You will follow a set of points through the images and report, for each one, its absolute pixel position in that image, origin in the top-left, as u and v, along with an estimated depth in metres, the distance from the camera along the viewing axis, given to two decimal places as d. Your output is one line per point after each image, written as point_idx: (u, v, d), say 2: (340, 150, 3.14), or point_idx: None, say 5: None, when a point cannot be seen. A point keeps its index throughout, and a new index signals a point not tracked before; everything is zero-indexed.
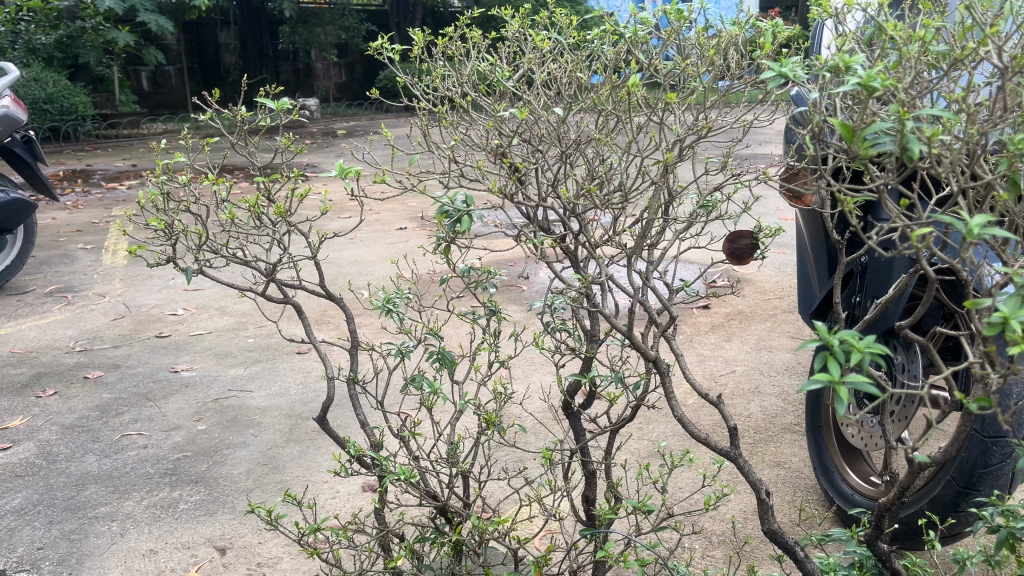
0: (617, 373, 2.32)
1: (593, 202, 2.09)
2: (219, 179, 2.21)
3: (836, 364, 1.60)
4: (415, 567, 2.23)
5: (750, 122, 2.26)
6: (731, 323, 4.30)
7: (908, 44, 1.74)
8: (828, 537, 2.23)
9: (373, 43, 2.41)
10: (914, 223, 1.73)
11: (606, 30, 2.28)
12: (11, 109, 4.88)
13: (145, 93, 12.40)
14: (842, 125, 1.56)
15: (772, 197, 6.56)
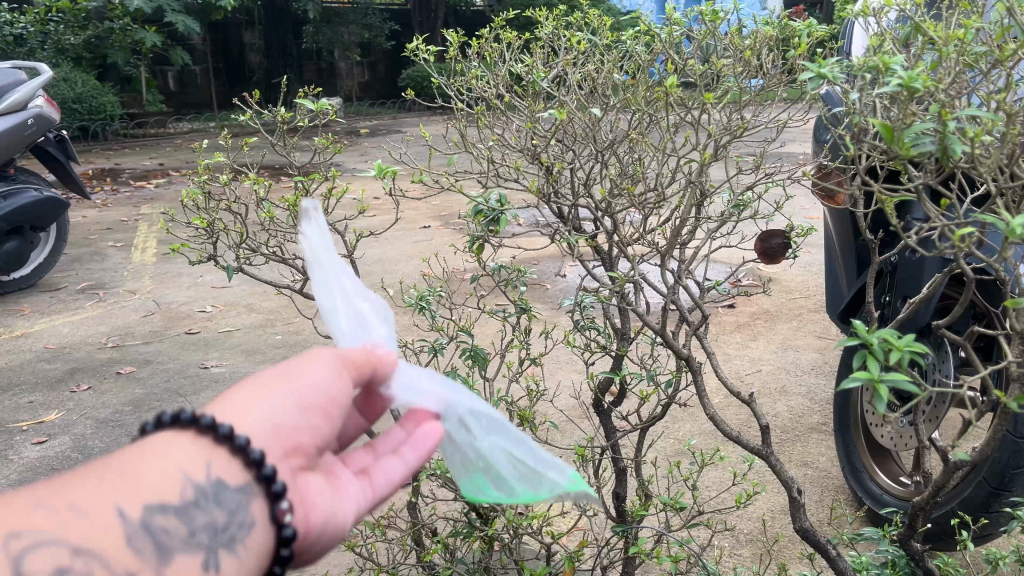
0: (650, 371, 2.33)
1: (629, 201, 2.11)
2: (260, 178, 2.24)
3: (876, 362, 1.62)
4: (448, 561, 2.26)
5: (784, 122, 2.27)
6: (756, 322, 4.30)
7: (948, 45, 1.76)
8: (860, 536, 2.23)
9: (409, 43, 2.44)
10: (953, 223, 1.74)
11: (642, 30, 2.29)
12: (45, 109, 4.96)
13: (171, 92, 12.53)
14: (884, 124, 1.58)
15: (800, 196, 6.54)
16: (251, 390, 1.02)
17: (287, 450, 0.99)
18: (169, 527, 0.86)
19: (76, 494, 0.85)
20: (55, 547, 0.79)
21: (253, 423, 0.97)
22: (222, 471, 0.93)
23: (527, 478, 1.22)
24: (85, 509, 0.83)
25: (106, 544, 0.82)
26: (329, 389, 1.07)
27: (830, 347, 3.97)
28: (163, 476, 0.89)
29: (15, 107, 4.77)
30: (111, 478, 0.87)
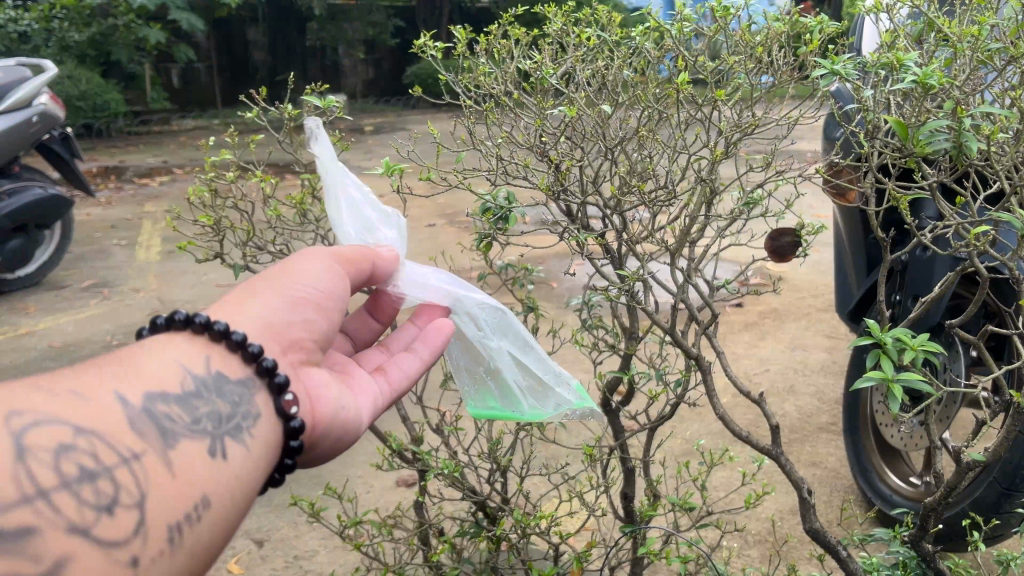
0: (659, 371, 2.31)
1: (638, 199, 2.09)
2: (267, 175, 2.23)
3: (889, 361, 1.60)
4: (454, 561, 2.25)
5: (795, 118, 2.24)
6: (764, 321, 4.28)
7: (962, 41, 1.74)
8: (870, 537, 2.21)
9: (417, 39, 2.42)
10: (968, 221, 1.72)
11: (652, 26, 2.27)
12: (50, 106, 4.95)
13: (176, 90, 12.53)
14: (898, 121, 1.56)
15: (810, 195, 6.49)
16: (272, 288, 1.41)
17: (292, 341, 1.38)
18: (167, 413, 1.11)
19: (80, 384, 1.07)
20: (63, 427, 1.00)
21: (267, 318, 1.36)
22: (222, 366, 1.24)
23: (533, 386, 1.66)
24: (89, 396, 1.06)
25: (109, 426, 1.04)
26: (329, 288, 1.46)
27: (840, 346, 3.94)
28: (162, 375, 1.16)
29: (20, 105, 4.76)
30: (121, 376, 1.12)
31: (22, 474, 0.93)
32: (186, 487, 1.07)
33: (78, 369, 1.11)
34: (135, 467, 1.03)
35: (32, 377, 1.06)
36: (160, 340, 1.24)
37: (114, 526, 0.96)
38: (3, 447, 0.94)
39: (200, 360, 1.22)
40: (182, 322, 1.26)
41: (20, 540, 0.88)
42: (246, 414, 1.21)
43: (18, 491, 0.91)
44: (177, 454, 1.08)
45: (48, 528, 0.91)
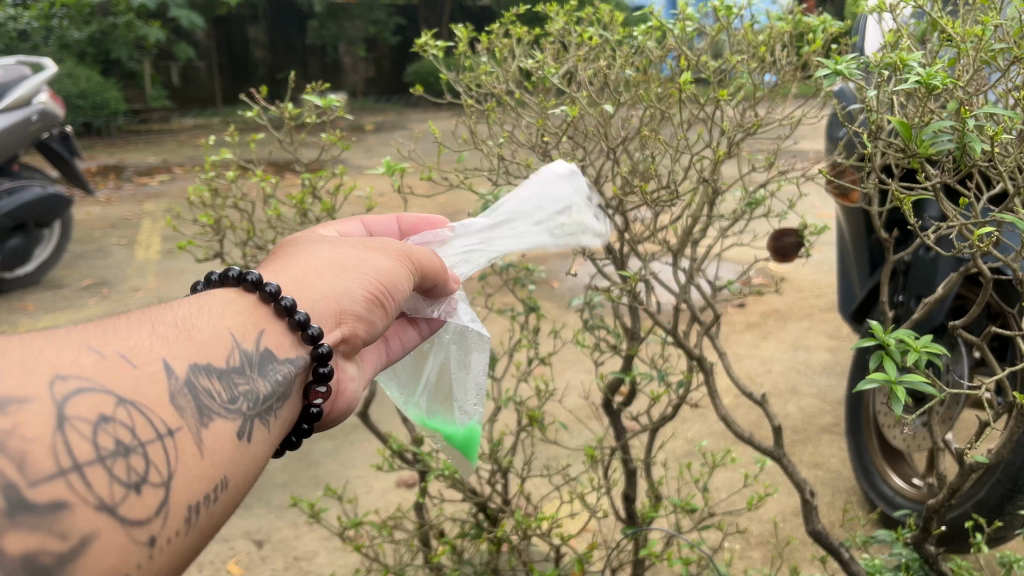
0: (661, 372, 2.29)
1: (640, 199, 2.08)
2: (267, 175, 2.22)
3: (893, 363, 1.59)
4: (456, 562, 2.24)
5: (798, 118, 2.23)
6: (767, 322, 4.27)
7: (966, 41, 1.72)
8: (873, 538, 2.20)
9: (417, 38, 2.40)
10: (972, 222, 1.71)
11: (654, 26, 2.25)
12: (50, 105, 4.93)
13: (176, 88, 12.51)
14: (902, 122, 1.55)
15: (815, 195, 6.46)
16: (355, 268, 1.34)
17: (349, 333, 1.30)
18: (210, 389, 1.02)
19: (129, 347, 0.98)
20: (105, 394, 0.90)
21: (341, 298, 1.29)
22: (270, 342, 1.16)
23: (435, 393, 1.65)
24: (136, 362, 0.96)
25: (152, 398, 0.94)
26: (403, 293, 1.41)
27: (842, 347, 3.92)
28: (211, 347, 1.06)
29: (20, 104, 4.75)
30: (174, 339, 1.03)
31: (58, 444, 0.84)
32: (215, 469, 0.98)
33: (126, 328, 1.01)
34: (170, 444, 0.93)
35: (76, 335, 0.97)
36: (213, 302, 1.15)
37: (141, 503, 0.88)
38: (44, 413, 0.85)
39: (248, 334, 1.14)
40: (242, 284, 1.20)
41: (51, 511, 0.81)
42: (280, 398, 1.13)
43: (54, 461, 0.83)
44: (211, 433, 0.99)
45: (76, 503, 0.83)
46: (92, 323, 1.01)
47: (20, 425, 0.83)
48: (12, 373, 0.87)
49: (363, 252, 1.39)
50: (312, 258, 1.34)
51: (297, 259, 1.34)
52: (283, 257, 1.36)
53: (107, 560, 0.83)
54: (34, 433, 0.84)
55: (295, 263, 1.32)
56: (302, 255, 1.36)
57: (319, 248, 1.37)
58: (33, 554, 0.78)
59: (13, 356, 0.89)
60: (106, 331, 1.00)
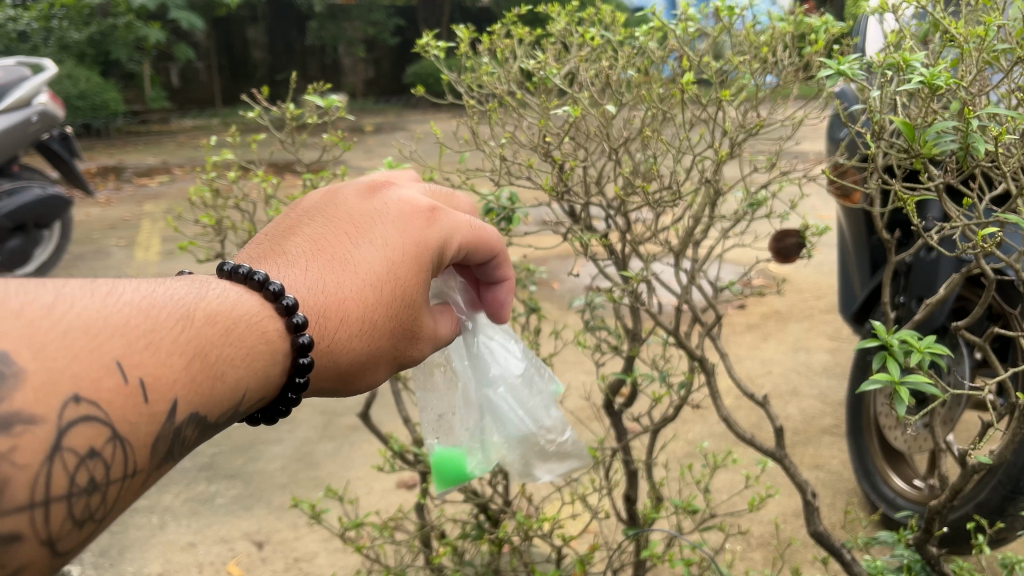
0: (662, 372, 2.28)
1: (642, 200, 2.08)
2: (269, 175, 2.22)
3: (897, 364, 1.59)
4: (456, 564, 2.23)
5: (799, 119, 2.22)
6: (768, 323, 4.28)
7: (968, 41, 1.72)
8: (875, 540, 2.20)
9: (419, 39, 2.40)
10: (975, 223, 1.70)
11: (656, 26, 2.25)
12: (50, 106, 4.93)
13: (175, 89, 12.52)
14: (905, 121, 1.55)
15: (816, 196, 6.45)
16: (370, 373, 1.28)
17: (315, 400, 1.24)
18: (194, 437, 0.97)
19: (153, 376, 0.91)
20: (105, 429, 0.86)
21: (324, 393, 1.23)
22: (262, 401, 1.10)
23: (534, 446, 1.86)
24: (149, 398, 0.91)
25: (141, 440, 0.90)
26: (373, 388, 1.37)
27: (843, 348, 3.92)
28: (223, 394, 1.00)
29: (20, 104, 4.74)
30: (197, 372, 0.97)
31: (40, 475, 0.81)
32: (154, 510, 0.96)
33: (162, 345, 0.94)
34: (130, 486, 0.90)
35: (117, 336, 0.90)
36: (252, 330, 1.08)
37: (78, 540, 0.86)
38: (41, 439, 0.81)
39: (259, 387, 1.07)
40: (291, 327, 1.12)
41: (3, 545, 0.79)
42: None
43: (30, 493, 0.80)
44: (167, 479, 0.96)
45: (27, 537, 0.80)
46: (136, 312, 0.95)
47: (16, 447, 0.80)
48: (36, 382, 0.82)
49: (394, 350, 1.31)
50: (356, 332, 1.23)
51: (347, 321, 1.22)
52: (352, 295, 1.25)
53: None
54: (24, 460, 0.80)
55: (341, 328, 1.22)
56: (360, 309, 1.25)
57: (374, 316, 1.26)
58: None
59: (45, 352, 0.84)
60: (143, 339, 0.93)
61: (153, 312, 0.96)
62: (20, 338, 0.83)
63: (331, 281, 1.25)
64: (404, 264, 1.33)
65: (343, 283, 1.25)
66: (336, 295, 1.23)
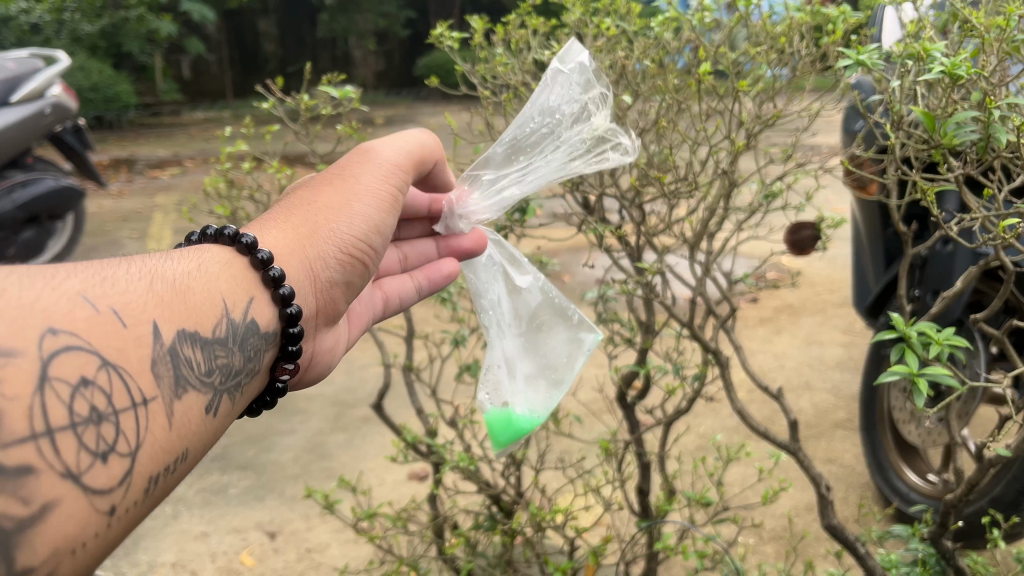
0: (676, 364, 2.27)
1: (658, 191, 2.06)
2: (283, 166, 2.22)
3: (915, 356, 1.57)
4: (469, 554, 2.23)
5: (816, 110, 2.20)
6: (781, 317, 4.26)
7: (989, 31, 1.71)
8: (889, 534, 2.18)
9: (434, 29, 2.38)
10: (995, 214, 1.68)
11: (672, 16, 2.22)
12: (63, 98, 4.96)
13: (186, 82, 12.57)
14: (925, 112, 1.54)
15: (831, 188, 6.40)
16: (329, 228, 1.42)
17: (315, 277, 1.38)
18: (190, 358, 1.09)
19: (123, 305, 1.04)
20: (90, 355, 0.95)
21: (317, 264, 1.39)
22: (257, 308, 1.27)
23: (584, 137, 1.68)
24: (126, 323, 1.02)
25: (133, 363, 1.00)
26: (384, 244, 1.50)
27: (856, 343, 3.90)
28: (200, 313, 1.15)
29: (33, 96, 4.76)
30: (162, 300, 1.10)
31: (36, 406, 0.87)
32: (179, 442, 1.04)
33: (122, 282, 1.07)
34: (142, 413, 0.99)
35: (74, 280, 1.02)
36: (200, 258, 1.26)
37: (101, 472, 0.91)
38: (27, 369, 0.88)
39: (239, 301, 1.24)
40: (227, 240, 1.31)
41: (19, 475, 0.83)
42: (254, 368, 1.25)
43: (29, 423, 0.86)
44: (181, 406, 1.06)
45: (42, 469, 0.85)
46: (90, 267, 1.07)
47: (4, 379, 0.86)
48: (7, 321, 0.90)
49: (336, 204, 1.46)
50: (291, 219, 1.43)
51: (271, 224, 1.42)
52: (269, 213, 1.46)
53: (66, 527, 0.86)
54: (13, 392, 0.86)
55: (269, 227, 1.41)
56: (281, 214, 1.45)
57: (294, 210, 1.46)
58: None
59: (10, 295, 0.93)
60: (103, 282, 1.05)
61: (104, 264, 1.09)
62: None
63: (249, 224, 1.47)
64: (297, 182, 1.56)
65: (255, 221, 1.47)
66: (254, 222, 1.45)
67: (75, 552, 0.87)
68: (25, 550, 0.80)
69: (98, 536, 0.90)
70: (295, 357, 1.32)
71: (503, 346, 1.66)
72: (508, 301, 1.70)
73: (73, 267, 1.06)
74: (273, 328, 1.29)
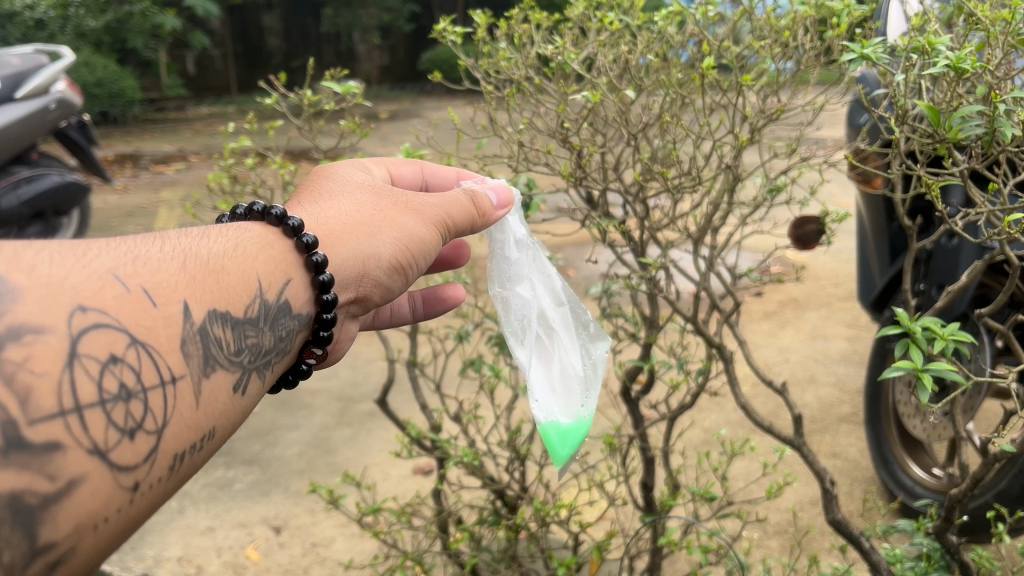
0: (680, 359, 2.25)
1: (662, 186, 2.06)
2: (286, 162, 2.22)
3: (920, 352, 1.56)
4: (474, 549, 2.23)
5: (821, 104, 2.18)
6: (785, 311, 4.25)
7: (994, 24, 1.69)
8: (894, 528, 2.18)
9: (436, 24, 2.37)
10: (999, 208, 1.66)
11: (676, 10, 2.21)
12: (67, 94, 4.98)
13: (191, 76, 12.66)
14: (930, 105, 1.53)
15: (837, 183, 6.38)
16: (391, 231, 1.46)
17: (367, 276, 1.42)
18: (220, 338, 1.09)
19: (153, 283, 1.03)
20: (119, 334, 0.95)
21: (370, 259, 1.42)
22: (293, 289, 1.27)
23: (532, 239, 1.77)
24: (156, 301, 1.02)
25: (162, 342, 1.00)
26: (432, 256, 1.53)
27: (861, 337, 3.89)
28: (232, 294, 1.14)
29: (38, 92, 4.78)
30: (195, 282, 1.09)
31: (63, 383, 0.88)
32: (205, 419, 1.05)
33: (154, 260, 1.07)
34: (169, 392, 0.99)
35: (105, 258, 1.02)
36: (239, 237, 1.26)
37: (126, 450, 0.92)
38: (56, 347, 0.89)
39: (274, 282, 1.24)
40: (274, 221, 1.32)
41: (45, 453, 0.84)
42: (285, 349, 1.25)
43: (57, 401, 0.86)
44: (209, 384, 1.06)
45: (70, 446, 0.86)
46: (122, 245, 1.07)
47: (32, 356, 0.87)
48: (36, 298, 0.90)
49: (399, 210, 1.50)
50: (352, 208, 1.46)
51: (331, 211, 1.45)
52: (326, 199, 1.49)
53: (89, 504, 0.87)
54: (41, 369, 0.87)
55: (329, 213, 1.44)
56: (338, 203, 1.48)
57: (357, 202, 1.49)
58: (21, 493, 0.81)
59: (38, 273, 0.93)
60: (135, 260, 1.05)
61: (136, 241, 1.09)
62: (12, 262, 0.91)
63: (301, 204, 1.49)
64: (357, 175, 1.58)
65: (312, 203, 1.49)
66: (315, 200, 1.48)
67: (98, 527, 0.88)
68: (49, 525, 0.83)
69: (122, 513, 0.91)
70: (324, 343, 1.35)
71: (548, 366, 1.57)
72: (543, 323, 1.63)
73: (103, 245, 1.05)
74: (308, 311, 1.30)
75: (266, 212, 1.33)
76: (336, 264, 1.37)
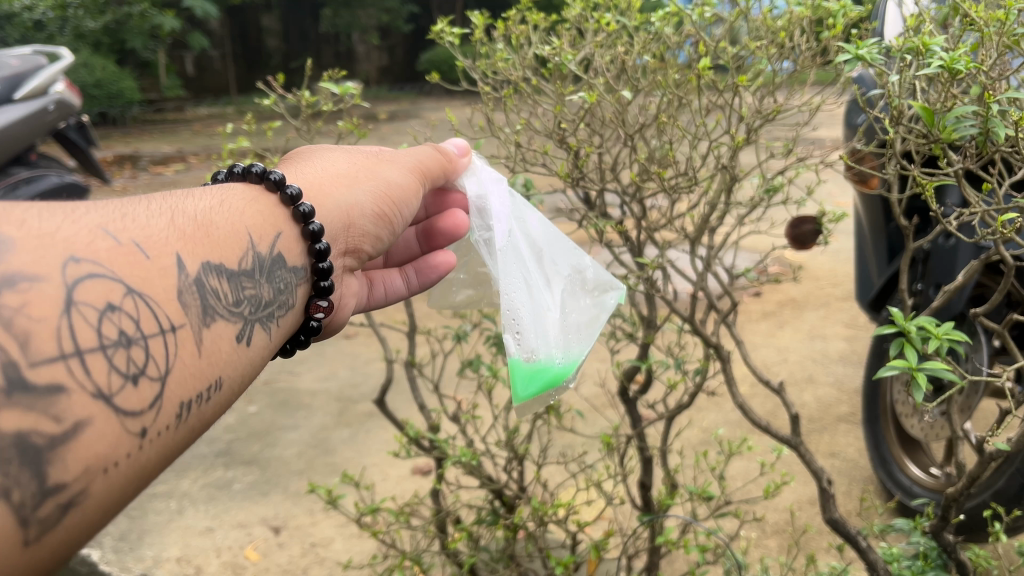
0: (677, 359, 2.25)
1: (659, 185, 2.06)
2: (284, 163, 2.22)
3: (914, 351, 1.57)
4: (473, 549, 2.24)
5: (818, 103, 2.18)
6: (784, 311, 4.26)
7: (989, 24, 1.70)
8: (891, 527, 2.18)
9: (434, 25, 2.37)
10: (993, 206, 1.67)
11: (673, 10, 2.22)
12: (66, 96, 4.98)
13: (190, 77, 12.67)
14: (923, 105, 1.54)
15: (836, 182, 6.39)
16: (370, 182, 1.49)
17: (354, 226, 1.45)
18: (216, 289, 1.10)
19: (144, 238, 1.04)
20: (114, 283, 0.96)
21: (353, 210, 1.45)
22: (285, 242, 1.29)
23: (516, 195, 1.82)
24: (149, 254, 1.03)
25: (159, 292, 1.01)
26: (411, 207, 1.57)
27: (859, 337, 3.90)
28: (225, 248, 1.15)
29: (37, 93, 4.77)
30: (187, 236, 1.10)
31: (63, 328, 0.88)
32: (209, 369, 1.05)
33: (143, 217, 1.08)
34: (170, 340, 1.00)
35: (94, 216, 1.03)
36: (225, 196, 1.27)
37: (131, 395, 0.92)
38: (53, 294, 0.89)
39: (265, 234, 1.25)
40: (256, 179, 1.34)
41: (49, 394, 0.84)
42: (284, 302, 1.26)
43: (57, 345, 0.86)
44: (211, 334, 1.07)
45: (73, 389, 0.86)
46: (111, 206, 1.08)
47: (29, 303, 0.87)
48: (29, 251, 0.91)
49: (374, 164, 1.54)
50: (328, 166, 1.49)
51: (308, 169, 1.47)
52: (300, 162, 1.51)
53: (97, 447, 0.87)
54: (38, 315, 0.87)
55: (306, 171, 1.47)
56: (313, 162, 1.51)
57: (331, 160, 1.52)
58: (26, 433, 0.81)
59: (28, 226, 0.94)
60: (125, 218, 1.06)
61: (125, 202, 1.10)
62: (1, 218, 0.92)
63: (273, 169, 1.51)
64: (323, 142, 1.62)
65: (285, 165, 1.51)
66: (288, 163, 1.51)
67: (109, 470, 0.88)
68: (58, 464, 0.83)
69: (133, 458, 0.91)
70: (328, 293, 1.36)
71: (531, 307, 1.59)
72: (538, 266, 1.68)
73: (91, 205, 1.06)
74: (303, 263, 1.33)
75: (247, 171, 1.35)
76: (322, 214, 1.40)
